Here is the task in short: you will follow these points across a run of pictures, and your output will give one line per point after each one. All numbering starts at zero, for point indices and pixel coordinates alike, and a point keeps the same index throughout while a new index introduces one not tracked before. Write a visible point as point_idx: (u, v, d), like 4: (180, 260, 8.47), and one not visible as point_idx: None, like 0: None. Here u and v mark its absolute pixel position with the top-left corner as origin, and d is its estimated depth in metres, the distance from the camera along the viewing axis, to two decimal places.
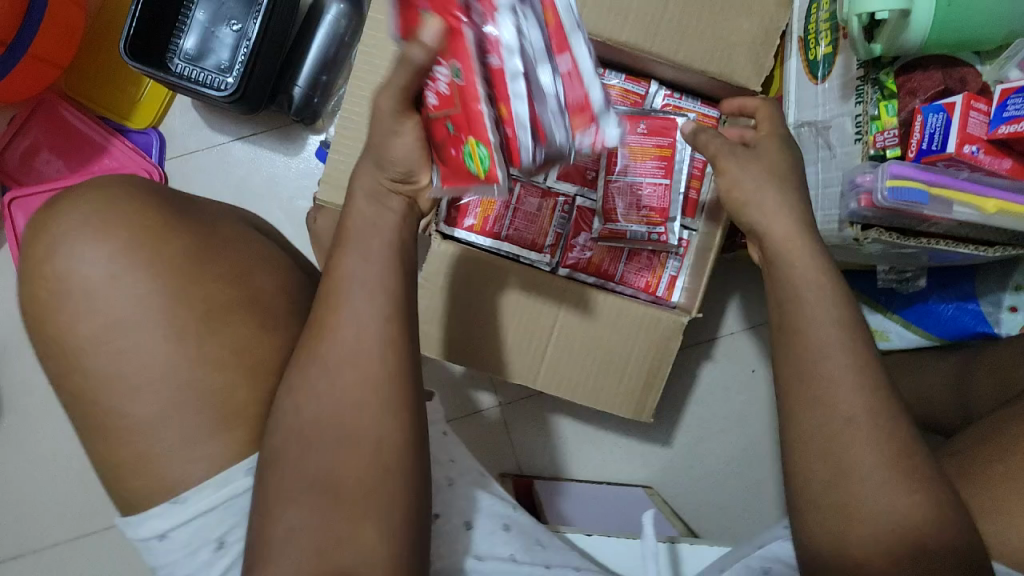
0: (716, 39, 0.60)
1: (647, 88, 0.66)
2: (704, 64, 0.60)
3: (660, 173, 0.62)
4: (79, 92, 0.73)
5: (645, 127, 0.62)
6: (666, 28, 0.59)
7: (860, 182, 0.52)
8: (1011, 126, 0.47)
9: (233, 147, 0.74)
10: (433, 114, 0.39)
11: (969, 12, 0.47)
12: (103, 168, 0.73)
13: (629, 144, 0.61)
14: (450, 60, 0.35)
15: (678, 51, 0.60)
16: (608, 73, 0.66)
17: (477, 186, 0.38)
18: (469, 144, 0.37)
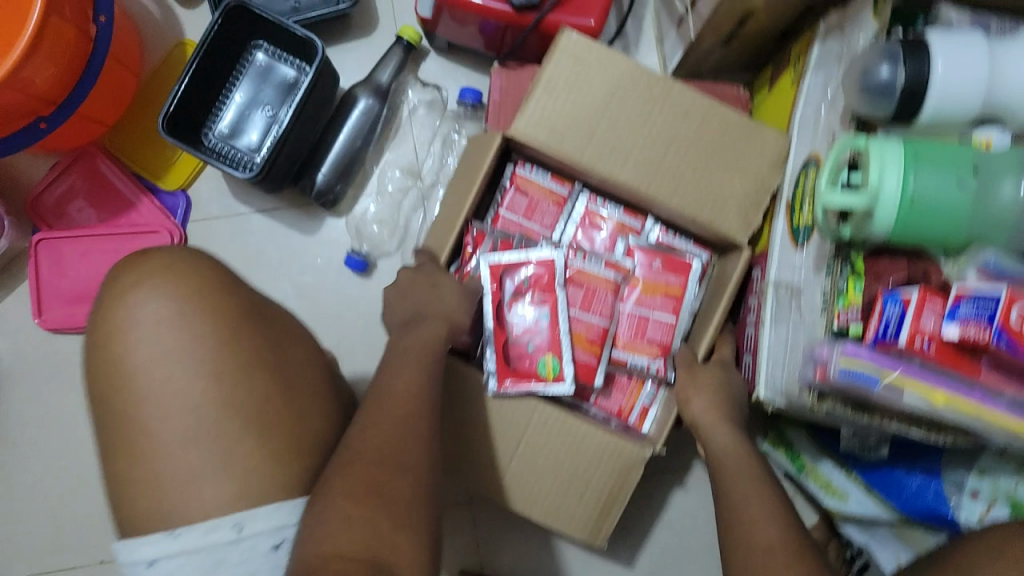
0: (706, 191, 0.64)
1: (643, 223, 0.70)
2: (695, 212, 0.64)
3: (668, 310, 0.67)
4: (120, 149, 0.79)
5: (659, 263, 0.67)
6: (659, 174, 0.64)
7: (818, 353, 0.53)
8: (961, 333, 0.47)
9: (253, 218, 0.80)
10: (509, 339, 0.64)
11: (931, 213, 0.48)
12: (129, 221, 0.79)
13: (643, 278, 0.67)
14: (540, 307, 0.64)
15: (668, 197, 0.64)
16: (608, 204, 0.70)
17: (538, 384, 0.63)
18: (545, 357, 0.64)
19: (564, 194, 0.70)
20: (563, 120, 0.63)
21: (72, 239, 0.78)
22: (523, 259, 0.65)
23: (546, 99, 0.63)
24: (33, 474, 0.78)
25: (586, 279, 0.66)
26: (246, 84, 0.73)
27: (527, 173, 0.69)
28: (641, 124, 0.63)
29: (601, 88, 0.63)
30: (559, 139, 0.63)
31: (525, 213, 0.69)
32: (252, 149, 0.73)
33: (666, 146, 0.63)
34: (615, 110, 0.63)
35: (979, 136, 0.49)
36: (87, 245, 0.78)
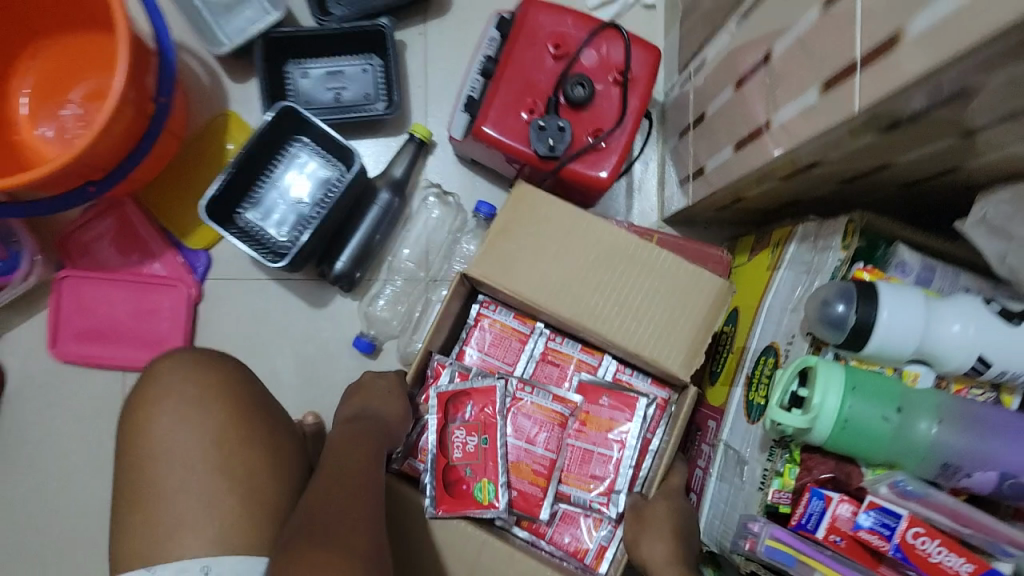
0: (653, 333, 0.67)
1: (600, 359, 0.75)
2: (638, 354, 0.67)
3: (613, 445, 0.71)
4: (152, 204, 0.85)
5: (606, 400, 0.71)
6: (604, 314, 0.67)
7: (749, 527, 0.62)
8: (867, 535, 0.57)
9: (269, 285, 0.87)
10: (453, 462, 0.68)
11: (858, 436, 0.57)
12: (151, 270, 0.85)
13: (586, 411, 0.71)
14: (479, 433, 0.69)
15: (615, 338, 0.67)
16: (567, 341, 0.75)
17: (474, 508, 0.66)
18: (481, 482, 0.68)
19: (526, 331, 0.75)
20: (511, 260, 0.68)
21: (95, 280, 0.83)
22: (468, 386, 0.71)
23: (499, 241, 0.68)
24: (24, 489, 0.83)
25: (533, 411, 0.71)
26: (276, 171, 0.80)
27: (492, 312, 0.75)
28: (586, 266, 0.67)
29: (547, 229, 0.68)
30: (511, 278, 0.68)
31: (491, 346, 0.74)
32: (272, 231, 0.79)
33: (611, 289, 0.67)
34: (562, 249, 0.68)
35: (908, 369, 0.60)
36: (109, 286, 0.84)
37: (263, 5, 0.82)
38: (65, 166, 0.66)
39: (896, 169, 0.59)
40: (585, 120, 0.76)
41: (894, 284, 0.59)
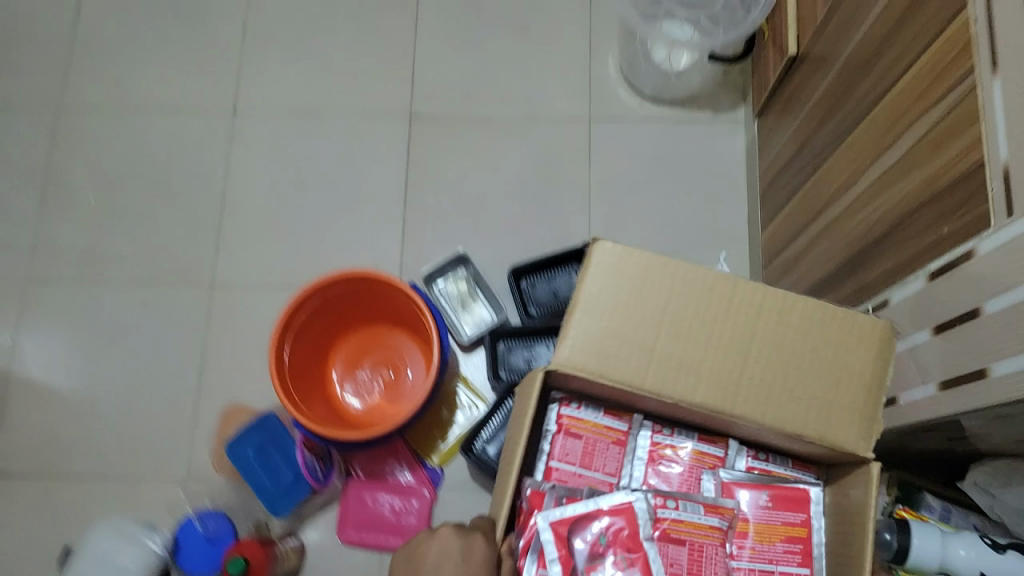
0: (815, 410, 0.74)
1: (724, 448, 0.89)
2: (800, 424, 0.74)
3: (796, 556, 0.80)
4: (413, 436, 1.27)
5: (769, 499, 0.83)
6: (734, 392, 0.74)
7: None
8: None
9: (481, 499, 1.24)
10: None
11: None
12: (404, 481, 1.24)
13: (760, 521, 0.82)
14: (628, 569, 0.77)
15: (762, 418, 0.74)
16: (679, 435, 0.89)
17: None
18: None
19: (622, 429, 0.89)
20: (611, 349, 0.75)
21: (368, 485, 1.24)
22: (600, 507, 0.79)
23: (589, 323, 0.75)
24: None
25: (690, 534, 0.79)
26: (496, 421, 1.23)
27: (575, 411, 0.89)
28: (688, 336, 0.75)
29: (642, 298, 0.75)
30: (611, 363, 0.75)
31: (583, 454, 0.87)
32: (496, 456, 1.20)
33: (728, 360, 0.75)
34: (661, 326, 0.75)
35: None
36: (376, 490, 1.23)
37: (488, 310, 1.30)
38: (388, 430, 1.11)
39: (913, 449, 0.88)
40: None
41: (922, 520, 0.85)
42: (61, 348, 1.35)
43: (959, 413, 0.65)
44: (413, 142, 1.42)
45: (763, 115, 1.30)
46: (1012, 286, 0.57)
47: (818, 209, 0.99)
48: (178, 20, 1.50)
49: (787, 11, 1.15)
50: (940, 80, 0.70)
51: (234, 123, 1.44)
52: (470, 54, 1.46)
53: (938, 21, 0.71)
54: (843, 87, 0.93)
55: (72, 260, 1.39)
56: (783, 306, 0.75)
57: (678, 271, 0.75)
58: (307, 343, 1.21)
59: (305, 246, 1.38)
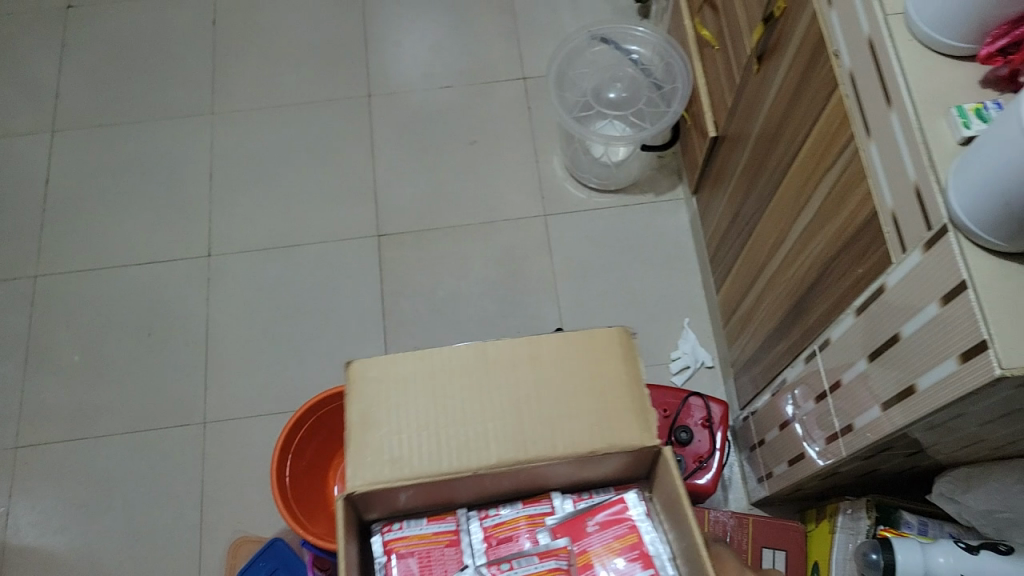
0: (597, 427, 0.76)
1: (551, 502, 0.86)
2: (596, 444, 0.75)
3: (642, 562, 0.79)
4: None
5: (596, 523, 0.82)
6: (524, 440, 0.75)
7: None
8: None
9: None
10: None
11: None
12: None
13: (598, 544, 0.80)
14: None
15: (556, 449, 0.75)
16: (502, 507, 0.86)
17: None
18: None
19: (451, 528, 0.84)
20: (397, 450, 0.75)
21: None
22: None
23: (368, 436, 0.76)
24: None
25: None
26: None
27: (401, 531, 0.83)
28: (459, 405, 0.77)
29: (405, 393, 0.77)
30: (400, 463, 0.74)
31: (421, 566, 0.80)
32: None
33: (502, 411, 0.76)
34: (428, 404, 0.77)
35: None
36: None
37: None
38: None
39: (884, 470, 0.95)
40: (700, 455, 1.19)
41: (903, 536, 0.91)
42: (58, 508, 1.37)
43: (901, 426, 0.72)
44: (384, 257, 1.52)
45: (699, 191, 1.42)
46: (915, 309, 0.66)
47: (759, 266, 1.10)
48: (148, 178, 1.61)
49: (702, 98, 1.29)
50: (833, 144, 0.82)
51: (210, 264, 1.53)
52: (425, 172, 1.58)
53: (822, 95, 0.83)
54: (760, 157, 1.06)
55: (63, 416, 1.43)
56: (531, 349, 0.79)
57: (429, 356, 0.78)
58: (307, 463, 1.25)
59: (292, 369, 1.45)
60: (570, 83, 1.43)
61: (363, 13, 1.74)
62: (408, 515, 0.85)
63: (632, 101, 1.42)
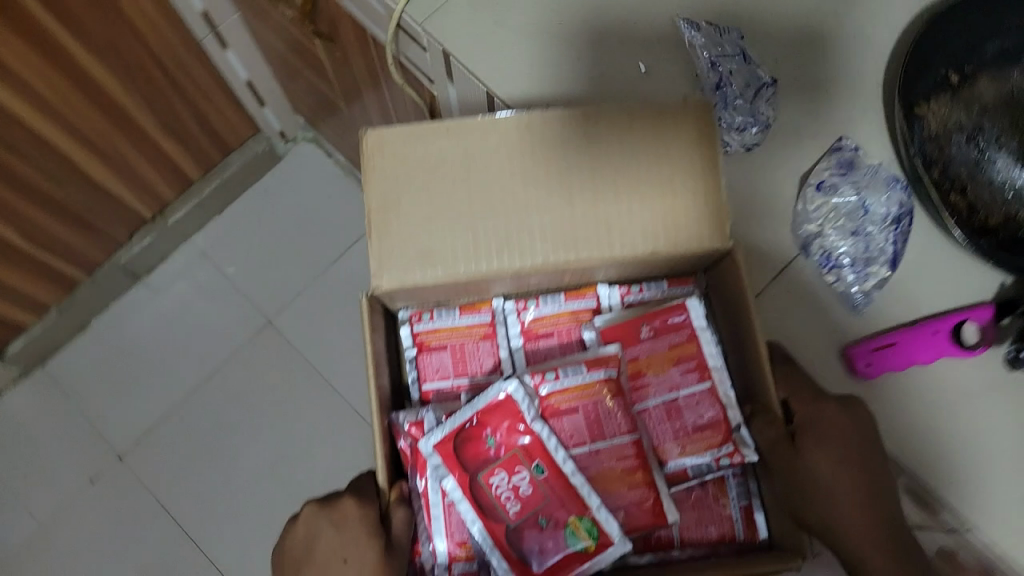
0: (660, 220, 0.67)
1: (600, 296, 0.81)
2: (663, 240, 0.67)
3: (699, 375, 0.75)
4: None
5: (654, 329, 0.77)
6: (568, 236, 0.67)
7: None
8: None
9: None
10: (514, 521, 0.69)
11: None
12: None
13: (651, 345, 0.76)
14: (532, 462, 0.70)
15: (607, 247, 0.67)
16: (554, 297, 0.81)
17: (586, 557, 0.69)
18: (572, 522, 0.69)
19: (488, 321, 0.81)
20: (424, 240, 0.67)
21: None
22: (474, 410, 0.71)
23: (396, 217, 0.67)
24: None
25: (579, 399, 0.73)
26: None
27: (430, 324, 0.80)
28: (496, 194, 0.67)
29: (431, 181, 0.67)
30: (429, 264, 0.67)
31: (453, 363, 0.80)
32: None
33: (539, 203, 0.67)
34: (456, 202, 0.67)
35: None
36: None
37: None
38: None
39: None
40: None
41: None
42: None
43: None
44: None
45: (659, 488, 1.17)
46: None
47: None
48: None
49: None
50: None
51: None
52: None
53: None
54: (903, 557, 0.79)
55: None
56: (587, 133, 0.67)
57: (466, 131, 0.67)
58: None
59: None
60: None
61: (166, 510, 1.32)
62: (439, 304, 0.81)
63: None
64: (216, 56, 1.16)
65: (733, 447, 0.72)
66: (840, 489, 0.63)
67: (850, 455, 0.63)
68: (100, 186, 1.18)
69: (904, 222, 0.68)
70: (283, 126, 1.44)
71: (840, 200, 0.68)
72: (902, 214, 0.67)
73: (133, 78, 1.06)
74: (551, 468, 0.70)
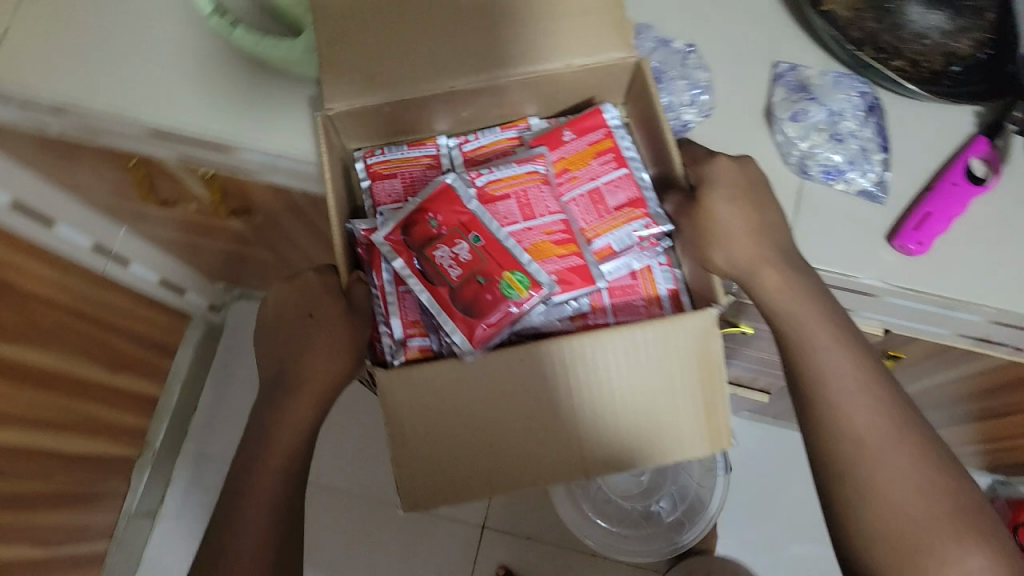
0: (582, 26, 0.58)
1: (530, 125, 0.68)
2: (582, 58, 0.58)
3: (614, 165, 0.64)
4: None
5: (571, 133, 0.66)
6: (518, 52, 0.58)
7: None
8: None
9: None
10: (458, 283, 0.57)
11: None
12: None
13: (568, 151, 0.65)
14: (472, 233, 0.58)
15: (547, 60, 0.58)
16: (483, 134, 0.68)
17: (517, 310, 0.56)
18: (506, 278, 0.57)
19: (432, 154, 0.67)
20: (368, 62, 0.57)
21: None
22: (421, 199, 0.61)
23: (343, 40, 0.57)
24: None
25: (508, 184, 0.62)
26: None
27: (383, 156, 0.66)
28: (445, 18, 0.57)
29: (373, 13, 0.57)
30: (374, 87, 0.57)
31: (407, 190, 0.65)
32: None
33: (490, 22, 0.57)
34: (376, 33, 0.57)
35: None
36: None
37: None
38: None
39: None
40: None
41: None
42: None
43: None
44: None
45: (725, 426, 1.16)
46: None
47: (999, 435, 0.86)
48: None
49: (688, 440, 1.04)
50: None
51: None
52: None
53: None
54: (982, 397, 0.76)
55: None
56: None
57: None
58: None
59: None
60: (589, 504, 1.03)
61: None
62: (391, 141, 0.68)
63: (691, 514, 1.02)
64: (122, 275, 1.11)
65: (647, 219, 0.62)
66: (743, 240, 0.53)
67: (749, 202, 0.54)
68: (82, 454, 1.12)
69: (880, 113, 0.57)
70: (211, 300, 1.37)
71: (815, 119, 0.56)
72: (872, 103, 0.57)
73: (59, 340, 1.00)
74: (489, 236, 0.58)
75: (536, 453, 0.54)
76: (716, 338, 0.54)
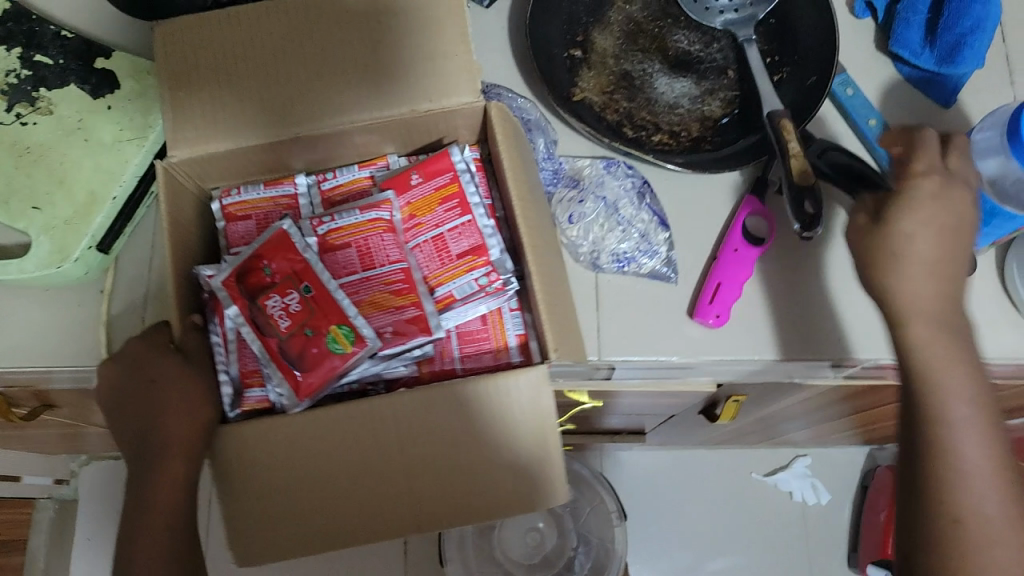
0: (421, 73, 0.52)
1: (388, 163, 0.60)
2: (423, 106, 0.52)
3: (458, 211, 0.57)
4: None
5: (417, 176, 0.57)
6: (367, 101, 0.52)
7: None
8: None
9: None
10: (283, 337, 0.50)
11: None
12: None
13: (412, 199, 0.57)
14: (302, 282, 0.51)
15: (392, 107, 0.52)
16: (341, 171, 0.60)
17: (342, 368, 0.50)
18: (332, 330, 0.50)
19: (291, 194, 0.59)
20: (210, 114, 0.52)
21: None
22: (256, 245, 0.53)
23: (185, 92, 0.52)
24: None
25: (349, 233, 0.55)
26: None
27: (237, 196, 0.58)
28: (295, 63, 0.52)
29: (217, 61, 0.52)
30: (210, 142, 0.52)
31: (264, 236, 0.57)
32: None
33: (339, 67, 0.52)
34: (221, 77, 0.52)
35: None
36: None
37: None
38: None
39: None
40: None
41: None
42: None
43: None
44: None
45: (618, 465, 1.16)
46: None
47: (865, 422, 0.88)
48: None
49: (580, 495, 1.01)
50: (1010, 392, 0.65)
51: None
52: None
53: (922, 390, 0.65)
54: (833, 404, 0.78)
55: None
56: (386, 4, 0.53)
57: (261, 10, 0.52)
58: None
59: None
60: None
61: None
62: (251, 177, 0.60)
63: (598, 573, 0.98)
64: None
65: (488, 268, 0.56)
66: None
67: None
68: None
69: (652, 196, 0.57)
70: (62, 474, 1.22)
71: (590, 219, 0.56)
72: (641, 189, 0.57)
73: None
74: (320, 286, 0.51)
75: (376, 508, 0.48)
76: (546, 395, 0.47)
